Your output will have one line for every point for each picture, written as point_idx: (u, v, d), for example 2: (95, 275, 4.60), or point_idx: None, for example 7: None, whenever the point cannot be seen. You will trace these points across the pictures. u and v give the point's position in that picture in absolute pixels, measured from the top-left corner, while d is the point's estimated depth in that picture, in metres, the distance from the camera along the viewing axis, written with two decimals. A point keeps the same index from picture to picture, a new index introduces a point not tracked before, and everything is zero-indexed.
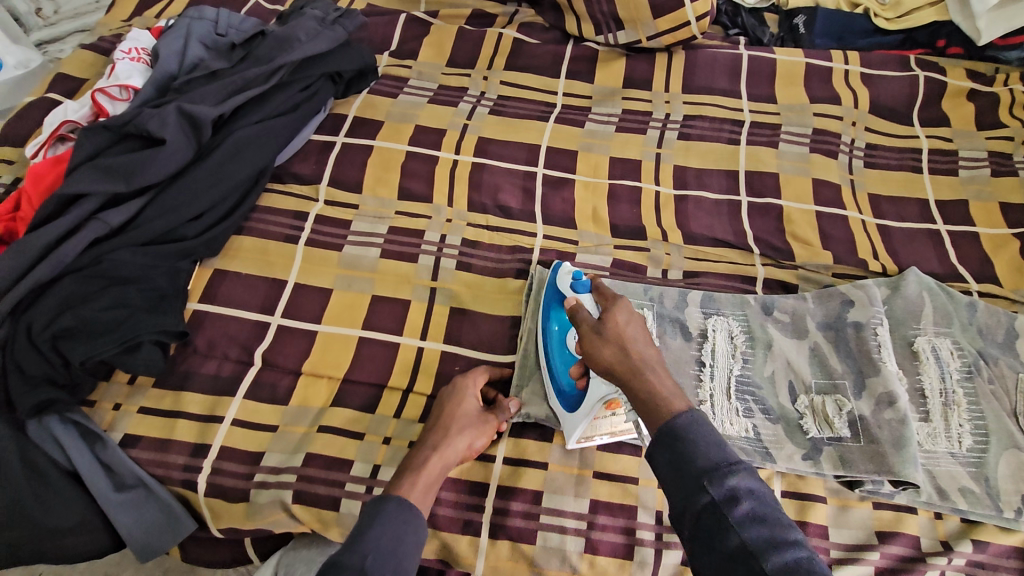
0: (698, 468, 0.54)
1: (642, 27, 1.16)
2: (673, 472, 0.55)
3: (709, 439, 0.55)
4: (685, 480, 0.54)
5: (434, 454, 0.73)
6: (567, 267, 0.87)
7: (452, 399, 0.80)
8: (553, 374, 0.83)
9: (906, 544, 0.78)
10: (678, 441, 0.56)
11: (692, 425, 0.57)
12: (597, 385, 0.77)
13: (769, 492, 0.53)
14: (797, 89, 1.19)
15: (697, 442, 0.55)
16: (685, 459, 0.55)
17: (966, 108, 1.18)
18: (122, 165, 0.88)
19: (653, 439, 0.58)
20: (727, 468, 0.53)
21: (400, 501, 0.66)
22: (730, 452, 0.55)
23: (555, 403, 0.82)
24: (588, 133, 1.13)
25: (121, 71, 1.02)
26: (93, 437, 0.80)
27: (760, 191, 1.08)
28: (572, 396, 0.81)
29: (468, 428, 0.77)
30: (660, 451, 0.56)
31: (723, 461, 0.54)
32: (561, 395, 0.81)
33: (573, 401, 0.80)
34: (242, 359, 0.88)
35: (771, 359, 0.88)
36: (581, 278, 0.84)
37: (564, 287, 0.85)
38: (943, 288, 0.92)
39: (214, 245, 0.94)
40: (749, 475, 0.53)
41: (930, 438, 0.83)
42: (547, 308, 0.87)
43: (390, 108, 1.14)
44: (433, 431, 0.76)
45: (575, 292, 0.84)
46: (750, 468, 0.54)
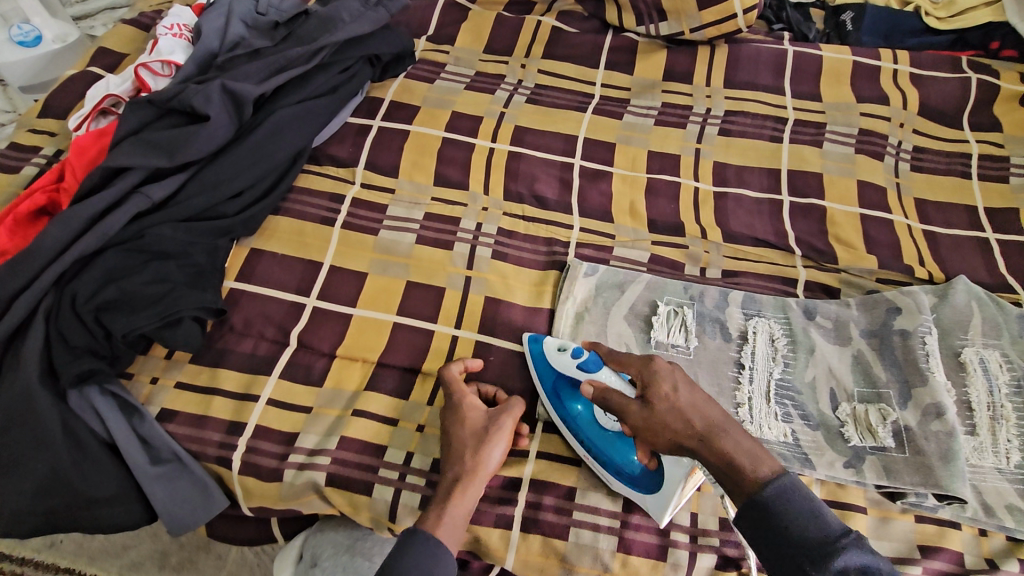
0: (800, 549, 0.55)
1: (686, 19, 1.14)
2: (775, 550, 0.57)
3: (805, 513, 0.57)
4: (794, 562, 0.55)
5: (457, 483, 0.71)
6: (561, 345, 0.80)
7: (456, 421, 0.75)
8: (608, 463, 0.76)
9: (949, 559, 0.76)
10: (774, 520, 0.58)
11: (783, 500, 0.58)
12: (673, 463, 0.71)
13: (881, 565, 0.54)
14: (843, 88, 1.16)
15: (796, 522, 0.57)
16: (786, 538, 0.56)
17: (1019, 113, 1.14)
18: (166, 141, 0.89)
19: (748, 518, 0.60)
20: (830, 547, 0.55)
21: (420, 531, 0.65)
22: (832, 526, 0.56)
23: (622, 485, 0.75)
24: (627, 125, 1.11)
25: (163, 46, 1.02)
26: (131, 410, 0.81)
27: (803, 191, 1.05)
28: (642, 477, 0.74)
29: (485, 445, 0.73)
30: (758, 531, 0.58)
31: (825, 539, 0.55)
32: (630, 479, 0.75)
33: (649, 483, 0.74)
34: (277, 339, 0.88)
35: (812, 364, 0.87)
36: (585, 354, 0.78)
37: (567, 368, 0.78)
38: (994, 299, 0.89)
39: (251, 224, 0.94)
40: (855, 553, 0.54)
41: (976, 452, 0.81)
42: (561, 394, 0.80)
43: (428, 93, 1.12)
44: (451, 458, 0.73)
45: (586, 372, 0.76)
46: (855, 544, 0.55)
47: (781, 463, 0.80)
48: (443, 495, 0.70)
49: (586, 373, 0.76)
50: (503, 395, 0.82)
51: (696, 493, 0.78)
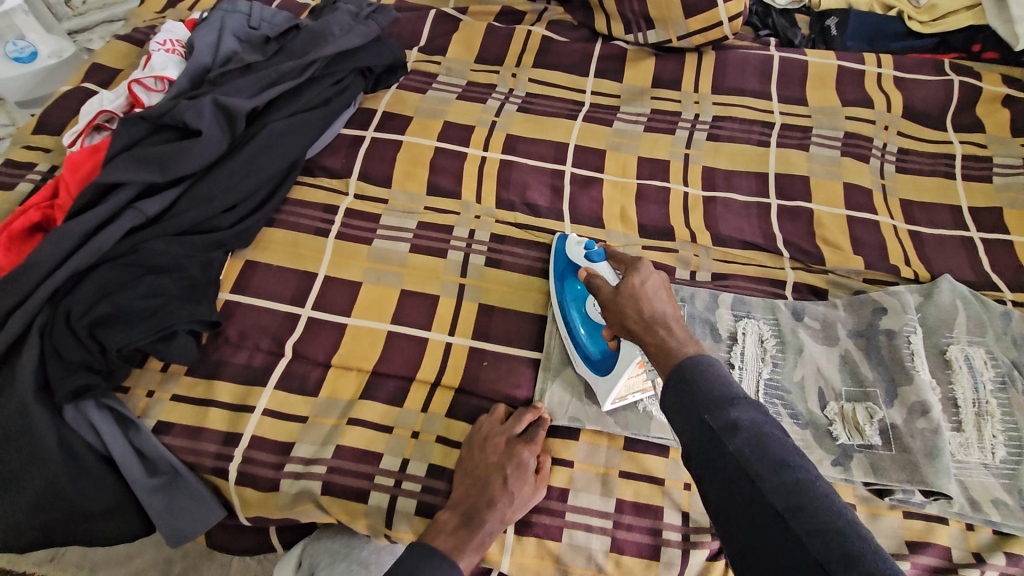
0: (700, 402, 0.55)
1: (673, 27, 1.16)
2: (678, 406, 0.56)
3: (714, 376, 0.56)
4: (690, 413, 0.55)
5: (490, 538, 0.72)
6: (577, 238, 0.90)
7: (515, 470, 0.76)
8: (579, 343, 0.85)
9: (937, 554, 0.77)
10: (684, 378, 0.57)
11: (696, 366, 0.58)
12: (628, 346, 0.78)
13: (773, 422, 0.53)
14: (828, 92, 1.18)
15: (703, 381, 0.56)
16: (689, 392, 0.56)
17: (1000, 114, 1.16)
18: (159, 156, 0.90)
19: (666, 386, 0.59)
20: (728, 401, 0.54)
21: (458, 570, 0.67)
22: (735, 388, 0.55)
23: (582, 364, 0.84)
24: (616, 132, 1.13)
25: (157, 63, 1.04)
26: (127, 423, 0.82)
27: (790, 194, 1.07)
28: (603, 361, 0.83)
29: (523, 505, 0.75)
30: (670, 394, 0.58)
31: (727, 395, 0.54)
32: (591, 361, 0.84)
33: (605, 366, 0.82)
34: (273, 350, 0.89)
35: (801, 364, 0.88)
36: (593, 248, 0.87)
37: (575, 257, 0.88)
38: (978, 297, 0.91)
39: (245, 236, 0.95)
40: (752, 408, 0.54)
41: (962, 448, 0.82)
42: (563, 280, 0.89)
43: (419, 103, 1.14)
44: (491, 509, 0.73)
45: (589, 261, 0.86)
46: (753, 401, 0.54)
47: None
48: (479, 544, 0.71)
49: (589, 262, 0.86)
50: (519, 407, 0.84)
51: (688, 493, 0.79)
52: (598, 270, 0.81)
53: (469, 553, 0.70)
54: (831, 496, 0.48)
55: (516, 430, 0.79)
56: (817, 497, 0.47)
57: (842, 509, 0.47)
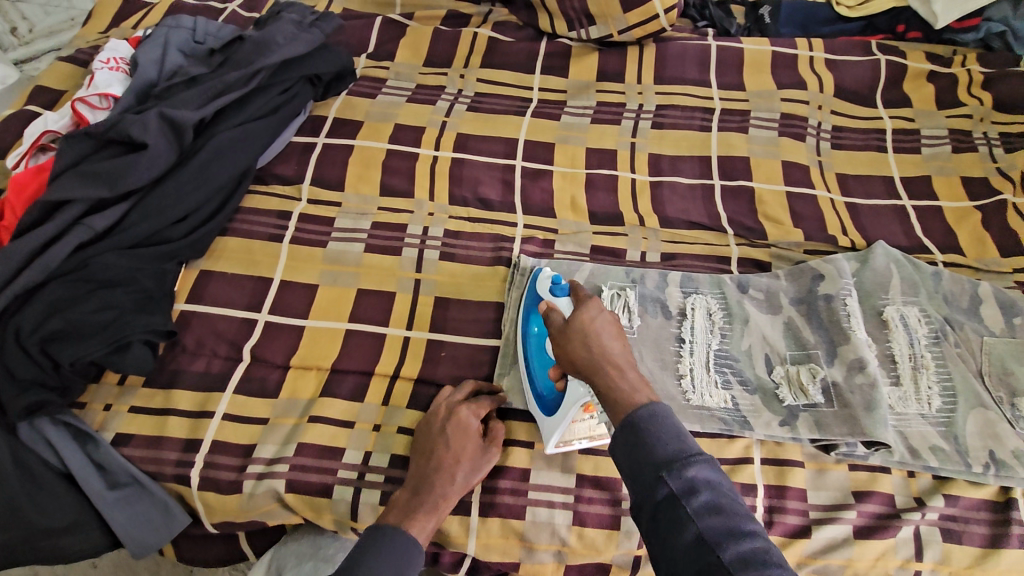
0: (657, 463, 0.55)
1: (612, 22, 1.20)
2: (633, 464, 0.56)
3: (667, 432, 0.57)
4: (647, 473, 0.55)
5: (444, 501, 0.74)
6: (546, 271, 0.88)
7: (457, 433, 0.78)
8: (532, 376, 0.84)
9: (881, 502, 0.81)
10: (638, 432, 0.57)
11: (650, 419, 0.57)
12: (574, 389, 0.77)
13: (725, 481, 0.54)
14: (764, 77, 1.23)
15: (658, 439, 0.56)
16: (644, 453, 0.56)
17: (925, 88, 1.23)
18: (106, 171, 0.90)
19: (618, 434, 0.59)
20: (684, 460, 0.54)
21: (409, 535, 0.69)
22: (690, 444, 0.56)
23: (531, 401, 0.83)
24: (564, 125, 1.16)
25: (100, 81, 1.04)
26: (85, 437, 0.82)
27: (731, 174, 1.11)
28: (549, 399, 0.82)
29: (475, 468, 0.77)
30: (623, 445, 0.57)
31: (683, 453, 0.55)
32: (540, 398, 0.83)
33: (551, 405, 0.81)
34: (230, 355, 0.89)
35: (747, 333, 0.91)
36: (560, 282, 0.85)
37: (542, 290, 0.86)
38: (910, 260, 0.96)
39: (198, 246, 0.95)
40: (707, 466, 0.54)
41: (901, 401, 0.86)
42: (526, 312, 0.88)
43: (369, 108, 1.16)
44: (439, 473, 0.75)
45: (553, 295, 0.84)
46: (707, 458, 0.55)
47: (722, 428, 0.84)
48: (431, 508, 0.73)
49: (552, 297, 0.85)
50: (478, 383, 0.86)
51: None
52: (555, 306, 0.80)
53: (421, 519, 0.72)
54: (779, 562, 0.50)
55: (458, 398, 0.83)
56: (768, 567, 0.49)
57: None
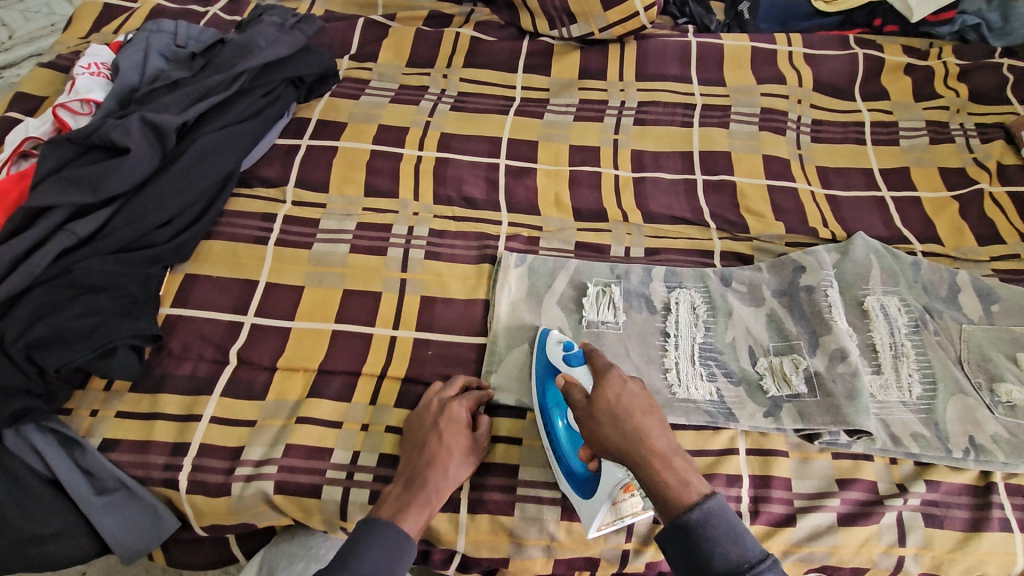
0: (721, 575, 0.59)
1: (593, 20, 1.21)
2: (694, 572, 0.60)
3: (726, 538, 0.61)
4: None
5: (436, 495, 0.74)
6: (556, 335, 0.86)
7: (449, 427, 0.79)
8: (562, 458, 0.79)
9: (864, 489, 0.83)
10: (695, 541, 0.61)
11: (706, 525, 0.61)
12: (611, 468, 0.73)
13: None
14: (744, 73, 1.24)
15: (717, 547, 0.60)
16: (705, 561, 0.60)
17: (902, 81, 1.25)
18: (88, 176, 0.89)
19: (672, 538, 0.63)
20: (743, 572, 0.59)
21: (402, 530, 0.70)
22: (749, 550, 0.60)
23: (565, 484, 0.78)
24: (548, 123, 1.17)
25: (81, 86, 1.03)
26: (72, 443, 0.81)
27: (713, 169, 1.12)
28: (585, 480, 0.76)
29: (465, 463, 0.78)
30: (682, 552, 0.62)
31: (744, 562, 0.59)
32: (575, 480, 0.77)
33: (587, 486, 0.76)
34: (217, 358, 0.89)
35: (731, 326, 0.93)
36: (573, 349, 0.84)
37: (556, 358, 0.84)
38: (889, 250, 0.97)
39: (183, 250, 0.95)
40: (769, 575, 0.59)
41: (882, 389, 0.88)
42: (543, 388, 0.84)
43: (353, 109, 1.16)
44: (432, 467, 0.75)
45: (569, 364, 0.83)
46: (769, 565, 0.59)
47: (707, 419, 0.85)
48: (424, 501, 0.73)
49: (568, 366, 0.83)
50: (474, 381, 0.86)
51: None
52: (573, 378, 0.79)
53: (415, 513, 0.72)
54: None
55: (449, 393, 0.83)
56: None
57: None
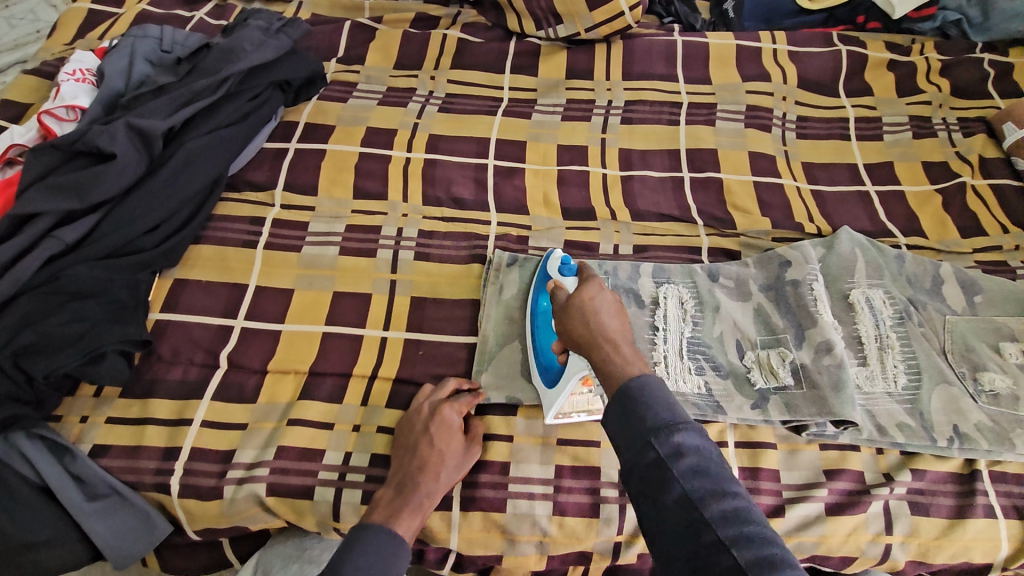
0: (647, 428, 0.56)
1: (579, 20, 1.21)
2: (624, 431, 0.58)
3: (659, 401, 0.58)
4: (636, 438, 0.56)
5: (428, 500, 0.75)
6: (558, 252, 0.93)
7: (440, 432, 0.79)
8: (536, 349, 0.87)
9: (852, 479, 0.84)
10: (630, 402, 0.59)
11: (642, 390, 0.59)
12: (575, 360, 0.80)
13: (711, 447, 0.55)
14: (729, 70, 1.26)
15: (649, 406, 0.58)
16: (636, 420, 0.57)
17: (885, 77, 1.26)
18: (74, 182, 0.89)
19: (612, 404, 0.61)
20: (672, 426, 0.56)
21: (395, 535, 0.69)
22: (679, 412, 0.57)
23: (535, 376, 0.85)
24: (535, 123, 1.17)
25: (67, 92, 1.03)
26: (61, 450, 0.81)
27: (700, 166, 1.13)
28: (552, 372, 0.84)
29: (457, 466, 0.79)
30: (617, 415, 0.59)
31: (672, 421, 0.56)
32: (543, 370, 0.85)
33: (552, 376, 0.83)
34: (207, 362, 0.89)
35: (718, 321, 0.94)
36: (568, 263, 0.90)
37: (552, 269, 0.91)
38: (874, 244, 0.99)
39: (172, 256, 0.95)
40: (694, 433, 0.56)
41: (868, 380, 0.89)
42: (537, 289, 0.91)
43: (341, 112, 1.16)
44: (424, 470, 0.76)
45: (562, 274, 0.89)
46: (694, 425, 0.56)
47: (695, 413, 0.86)
48: (415, 506, 0.73)
49: (561, 276, 0.89)
50: (467, 385, 0.86)
51: None
52: (562, 283, 0.84)
53: (407, 518, 0.72)
54: (760, 522, 0.51)
55: (441, 396, 0.84)
56: (748, 524, 0.50)
57: (769, 535, 0.50)
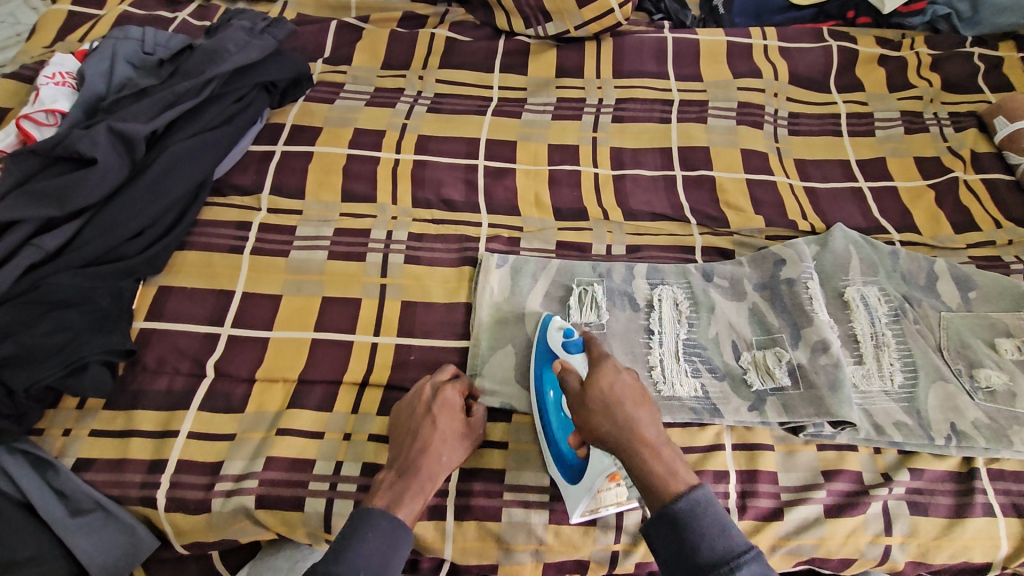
0: (703, 562, 0.59)
1: (569, 18, 1.20)
2: (679, 562, 0.60)
3: (712, 529, 0.61)
4: (695, 573, 0.59)
5: (430, 483, 0.72)
6: (557, 322, 0.86)
7: (443, 413, 0.77)
8: (551, 441, 0.80)
9: (850, 479, 0.83)
10: (681, 528, 0.61)
11: (692, 512, 0.62)
12: (599, 457, 0.74)
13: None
14: (720, 67, 1.25)
15: (703, 535, 0.60)
16: (690, 551, 0.60)
17: (876, 72, 1.26)
18: (54, 189, 0.87)
19: (656, 522, 0.63)
20: (730, 559, 0.59)
21: (395, 519, 0.67)
22: (735, 542, 0.60)
23: (554, 469, 0.79)
24: (526, 123, 1.16)
25: (46, 95, 1.00)
26: (43, 465, 0.79)
27: (692, 164, 1.12)
28: (573, 467, 0.77)
29: (458, 448, 0.77)
30: (667, 541, 0.62)
31: (729, 553, 0.59)
32: (563, 466, 0.78)
33: (575, 473, 0.77)
34: (193, 372, 0.87)
35: (713, 321, 0.93)
36: (573, 336, 0.84)
37: (556, 345, 0.84)
38: (868, 241, 0.98)
39: (156, 263, 0.93)
40: (752, 565, 0.58)
41: (864, 379, 0.88)
42: (540, 370, 0.84)
43: (328, 114, 1.14)
44: (426, 452, 0.73)
45: (567, 352, 0.83)
46: (753, 557, 0.59)
47: (692, 416, 0.85)
48: (417, 491, 0.71)
49: (567, 354, 0.83)
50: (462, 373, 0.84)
51: None
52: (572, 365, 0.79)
53: (409, 502, 0.70)
54: None
55: (442, 378, 0.82)
56: None
57: None
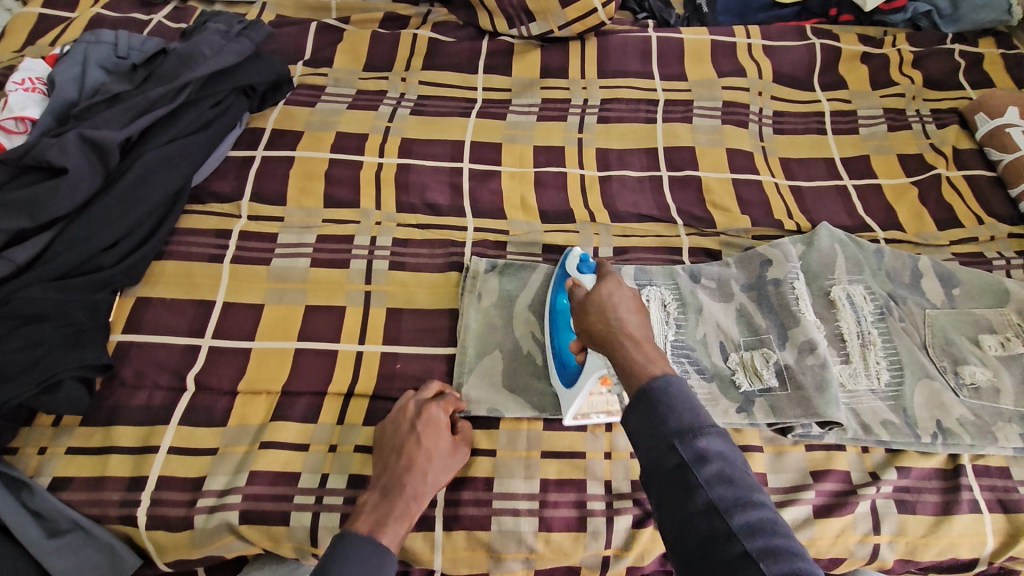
0: (671, 431, 0.55)
1: (552, 18, 1.19)
2: (648, 435, 0.56)
3: (683, 405, 0.57)
4: (661, 443, 0.55)
5: (415, 503, 0.71)
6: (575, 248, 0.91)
7: (428, 429, 0.76)
8: (556, 349, 0.86)
9: (838, 479, 0.83)
10: (654, 405, 0.57)
11: (666, 392, 0.57)
12: (593, 361, 0.78)
13: (735, 454, 0.55)
14: (705, 66, 1.24)
15: (672, 410, 0.56)
16: (660, 423, 0.56)
17: (859, 70, 1.26)
18: (23, 200, 0.84)
19: (631, 404, 0.59)
20: (697, 432, 0.55)
21: (381, 544, 0.64)
22: (703, 415, 0.56)
23: (554, 374, 0.85)
24: (511, 124, 1.15)
25: (14, 102, 0.97)
26: (18, 484, 0.77)
27: (678, 164, 1.12)
28: (570, 371, 0.82)
29: (445, 467, 0.76)
30: (639, 418, 0.57)
31: (697, 425, 0.55)
32: (563, 370, 0.84)
33: (571, 376, 0.82)
34: (173, 386, 0.85)
35: (701, 322, 0.92)
36: (588, 260, 0.89)
37: (570, 267, 0.90)
38: (853, 239, 0.98)
39: (133, 273, 0.91)
40: (717, 439, 0.55)
41: (851, 378, 0.89)
42: (555, 287, 0.90)
43: (309, 117, 1.12)
44: (411, 472, 0.72)
45: (580, 272, 0.89)
46: (718, 431, 0.55)
47: None
48: (402, 513, 0.69)
49: (579, 273, 0.89)
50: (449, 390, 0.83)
51: (608, 462, 0.82)
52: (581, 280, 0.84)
53: (394, 525, 0.68)
54: (785, 531, 0.51)
55: (426, 396, 0.81)
56: (773, 533, 0.50)
57: (794, 547, 0.50)
